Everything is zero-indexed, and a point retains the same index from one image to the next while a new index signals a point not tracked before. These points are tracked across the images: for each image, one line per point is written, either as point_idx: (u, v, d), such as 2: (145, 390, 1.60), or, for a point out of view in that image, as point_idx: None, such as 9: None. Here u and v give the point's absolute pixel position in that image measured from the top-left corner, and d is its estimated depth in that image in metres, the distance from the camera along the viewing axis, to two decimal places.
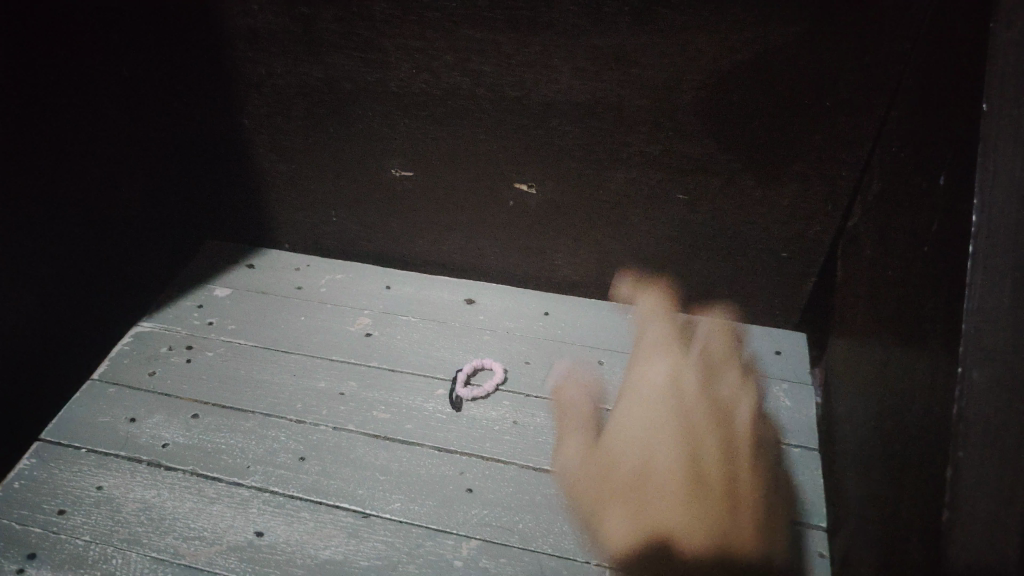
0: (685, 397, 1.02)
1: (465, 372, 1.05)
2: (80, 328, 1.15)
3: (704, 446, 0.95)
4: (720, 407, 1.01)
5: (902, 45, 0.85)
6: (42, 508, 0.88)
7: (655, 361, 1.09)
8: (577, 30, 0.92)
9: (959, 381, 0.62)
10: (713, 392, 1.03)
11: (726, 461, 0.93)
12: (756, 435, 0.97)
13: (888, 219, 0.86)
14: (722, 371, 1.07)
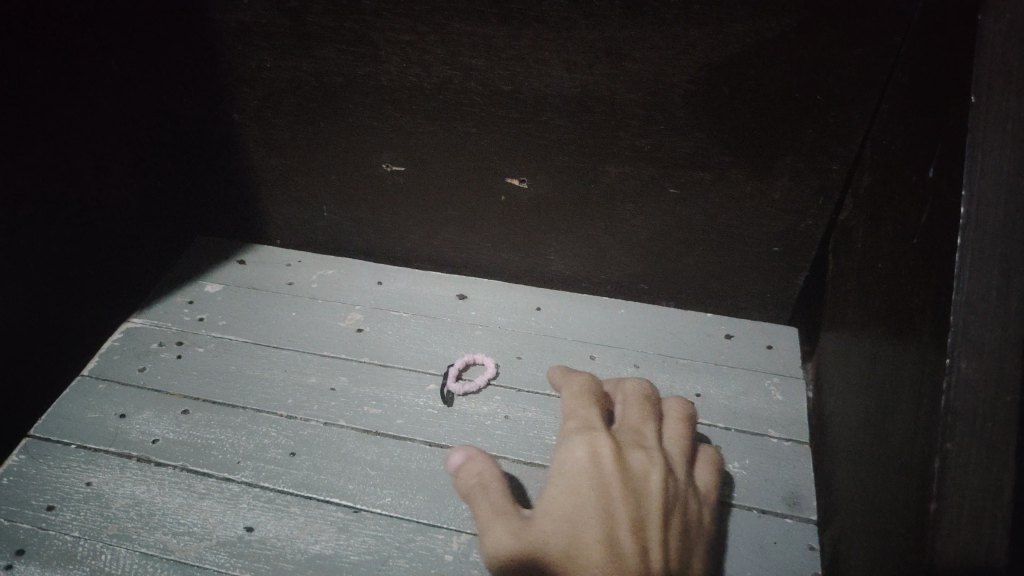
0: (604, 481, 0.78)
1: (459, 366, 1.05)
2: (65, 322, 1.15)
3: (619, 520, 0.75)
4: (635, 484, 0.79)
5: (893, 38, 0.84)
6: (30, 504, 0.88)
7: (569, 449, 0.83)
8: (568, 24, 0.91)
9: (947, 372, 0.62)
10: (624, 467, 0.80)
11: (641, 543, 0.73)
12: (679, 498, 0.80)
13: (879, 213, 0.85)
14: (639, 431, 0.86)
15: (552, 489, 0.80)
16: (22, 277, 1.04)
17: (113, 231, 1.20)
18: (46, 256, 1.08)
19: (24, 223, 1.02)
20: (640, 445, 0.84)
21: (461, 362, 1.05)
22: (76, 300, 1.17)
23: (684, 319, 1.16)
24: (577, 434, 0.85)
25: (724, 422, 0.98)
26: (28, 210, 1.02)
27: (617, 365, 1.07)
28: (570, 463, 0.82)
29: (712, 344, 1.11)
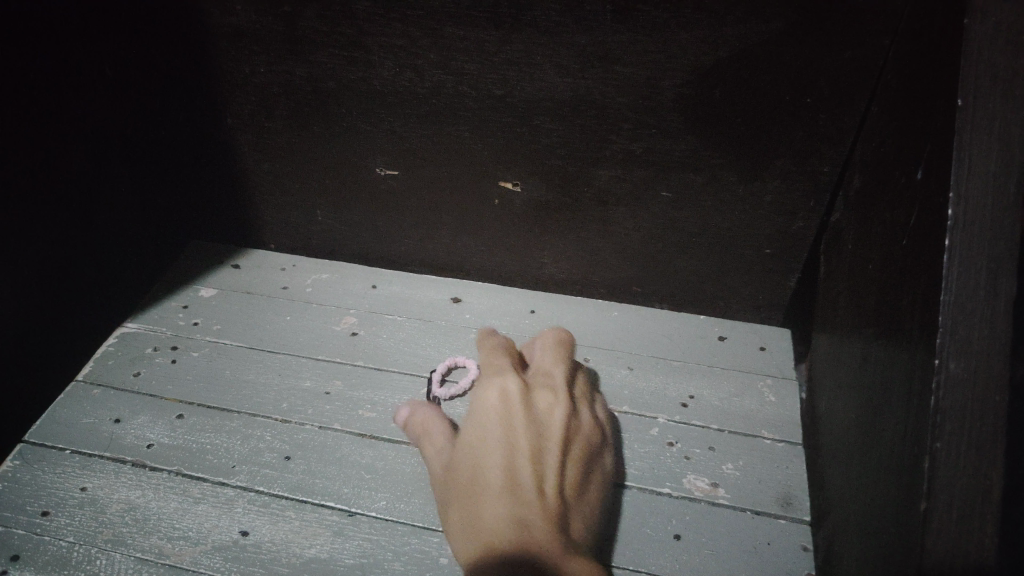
0: (509, 416, 0.83)
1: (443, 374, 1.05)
2: (65, 330, 1.14)
3: (519, 447, 0.80)
4: (539, 417, 0.83)
5: (881, 41, 0.85)
6: (25, 510, 0.88)
7: (482, 390, 0.89)
8: (560, 28, 0.92)
9: (935, 372, 0.63)
10: (528, 403, 0.85)
11: (538, 465, 0.78)
12: (581, 432, 0.85)
13: (869, 215, 0.86)
14: (548, 373, 0.92)
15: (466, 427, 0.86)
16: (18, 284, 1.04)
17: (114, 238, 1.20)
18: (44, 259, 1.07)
19: (21, 233, 1.02)
20: (550, 385, 0.89)
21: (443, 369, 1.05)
22: (79, 308, 1.16)
23: (678, 322, 1.16)
24: (490, 378, 0.91)
25: (718, 423, 0.98)
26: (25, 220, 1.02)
27: (611, 367, 1.07)
28: (481, 403, 0.87)
29: (706, 347, 1.11)
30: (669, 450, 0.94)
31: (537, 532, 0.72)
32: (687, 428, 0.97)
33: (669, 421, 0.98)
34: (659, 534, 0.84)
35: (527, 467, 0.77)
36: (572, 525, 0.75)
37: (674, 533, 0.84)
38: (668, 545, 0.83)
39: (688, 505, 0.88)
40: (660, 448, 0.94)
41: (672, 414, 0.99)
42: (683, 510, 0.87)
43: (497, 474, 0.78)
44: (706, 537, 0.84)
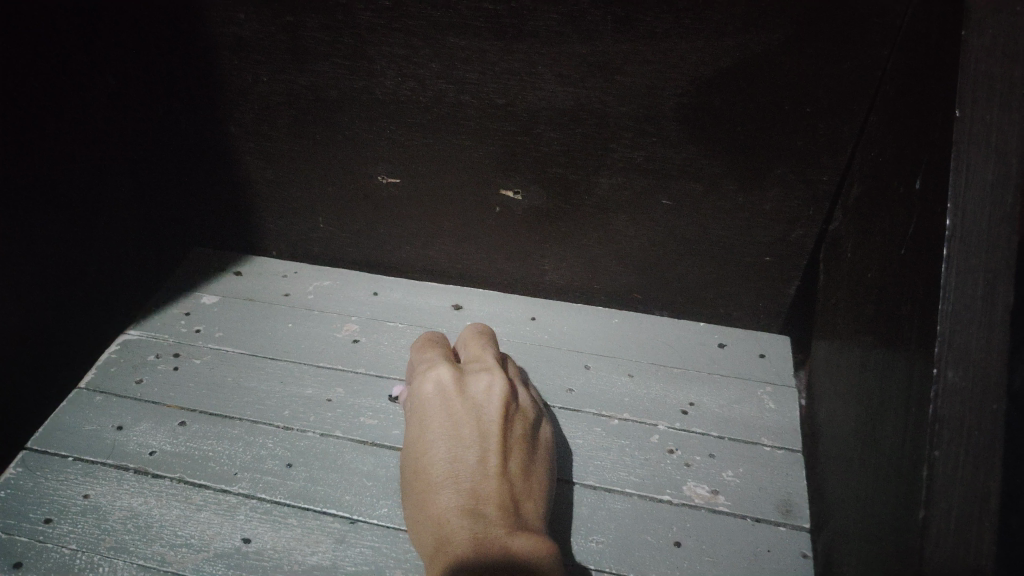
0: (446, 406, 0.86)
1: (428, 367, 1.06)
2: (49, 339, 1.14)
3: (461, 434, 0.83)
4: (475, 400, 0.87)
5: (879, 52, 0.86)
6: (28, 517, 0.88)
7: (417, 382, 0.92)
8: (561, 38, 0.92)
9: (934, 381, 0.63)
10: (464, 388, 0.88)
11: (479, 449, 0.81)
12: (519, 410, 0.89)
13: (869, 224, 0.87)
14: (480, 357, 0.95)
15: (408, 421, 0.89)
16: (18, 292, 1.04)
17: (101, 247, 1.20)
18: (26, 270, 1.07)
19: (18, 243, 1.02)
20: (483, 368, 0.93)
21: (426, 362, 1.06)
22: (62, 317, 1.16)
23: (678, 329, 1.17)
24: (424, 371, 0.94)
25: (718, 431, 0.99)
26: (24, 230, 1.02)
27: (611, 375, 1.07)
28: (419, 396, 0.90)
29: (706, 354, 1.12)
30: (669, 457, 0.95)
31: (486, 514, 0.75)
32: (687, 436, 0.98)
33: (669, 428, 0.99)
34: (660, 541, 0.85)
35: (468, 453, 0.80)
36: (521, 502, 0.78)
37: (675, 540, 0.85)
38: (669, 552, 0.83)
39: (688, 512, 0.88)
40: (660, 456, 0.95)
41: (672, 421, 1.00)
42: (684, 517, 0.87)
43: (440, 464, 0.81)
44: (706, 544, 0.84)
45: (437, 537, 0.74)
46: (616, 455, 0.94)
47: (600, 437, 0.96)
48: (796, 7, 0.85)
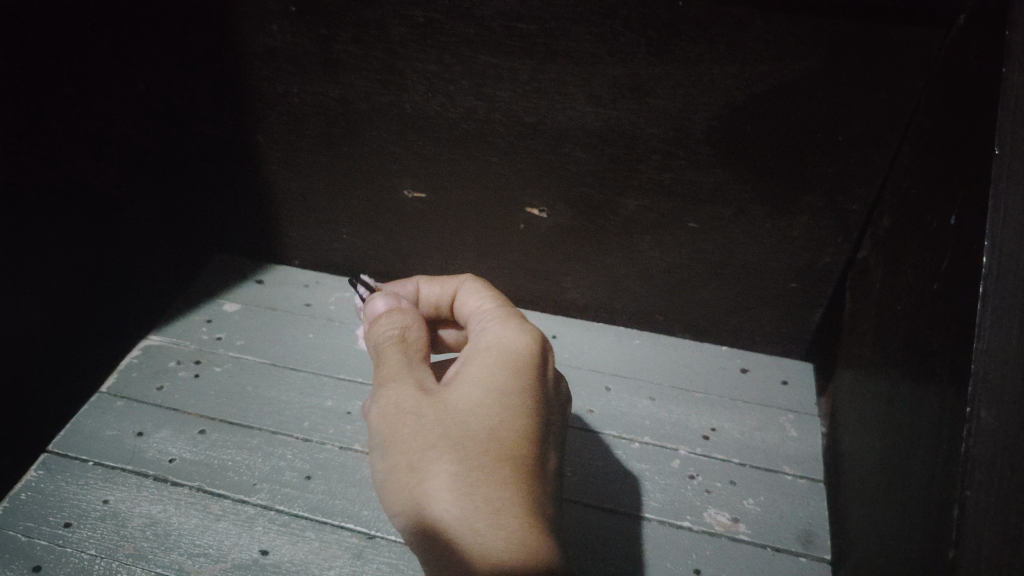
0: (545, 382, 0.73)
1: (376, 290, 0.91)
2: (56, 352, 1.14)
3: (548, 426, 0.71)
4: (558, 396, 0.76)
5: (915, 83, 0.85)
6: (48, 521, 0.89)
7: (509, 327, 0.76)
8: (594, 59, 0.92)
9: (966, 420, 0.62)
10: (554, 374, 0.77)
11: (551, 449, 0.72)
12: None
13: (899, 255, 0.86)
14: None
15: (481, 363, 0.72)
16: None
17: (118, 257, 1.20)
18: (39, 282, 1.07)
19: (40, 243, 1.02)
20: None
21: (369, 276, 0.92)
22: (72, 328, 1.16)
23: (699, 353, 1.17)
24: (519, 325, 0.75)
25: (739, 457, 0.98)
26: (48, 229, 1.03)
27: (632, 398, 1.06)
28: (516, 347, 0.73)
29: (728, 379, 1.12)
30: (689, 483, 0.94)
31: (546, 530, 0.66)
32: (708, 462, 0.97)
33: (690, 453, 0.98)
34: (680, 567, 0.84)
35: (547, 450, 0.70)
36: None
37: (695, 568, 0.84)
38: None
39: (708, 539, 0.87)
40: (681, 481, 0.94)
41: (692, 447, 0.99)
42: (704, 544, 0.87)
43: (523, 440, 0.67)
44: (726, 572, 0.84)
45: (501, 520, 0.62)
46: (637, 479, 0.94)
47: (621, 460, 0.96)
48: (832, 36, 0.84)
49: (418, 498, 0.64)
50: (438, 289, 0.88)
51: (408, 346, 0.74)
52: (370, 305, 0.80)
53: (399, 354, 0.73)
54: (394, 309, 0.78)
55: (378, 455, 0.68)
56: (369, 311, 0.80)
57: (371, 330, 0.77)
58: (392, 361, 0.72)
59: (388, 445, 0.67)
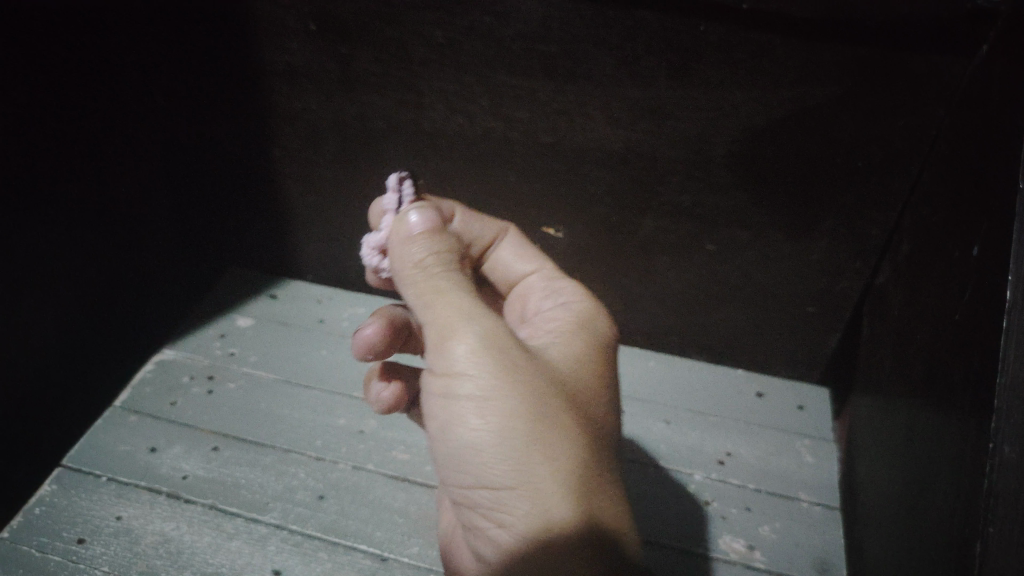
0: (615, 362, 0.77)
1: (412, 195, 0.85)
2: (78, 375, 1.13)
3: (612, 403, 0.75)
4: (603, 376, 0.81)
5: (935, 110, 0.85)
6: (60, 536, 0.89)
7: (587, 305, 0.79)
8: (614, 81, 0.91)
9: (988, 455, 0.61)
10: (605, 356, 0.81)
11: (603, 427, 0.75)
12: None
13: (918, 283, 0.85)
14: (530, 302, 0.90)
15: (557, 318, 0.77)
16: (40, 303, 1.04)
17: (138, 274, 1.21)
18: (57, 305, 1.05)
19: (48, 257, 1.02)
20: None
21: (413, 177, 0.85)
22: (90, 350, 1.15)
23: (716, 376, 1.18)
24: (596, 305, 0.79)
25: (755, 483, 0.99)
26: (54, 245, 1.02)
27: (647, 419, 1.07)
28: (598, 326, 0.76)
29: (744, 403, 1.13)
30: (703, 509, 0.94)
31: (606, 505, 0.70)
32: (724, 487, 0.98)
33: (706, 478, 0.98)
34: None
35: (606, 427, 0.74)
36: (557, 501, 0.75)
37: None
38: None
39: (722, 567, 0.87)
40: (696, 507, 0.94)
41: (708, 471, 0.99)
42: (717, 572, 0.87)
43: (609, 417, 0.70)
44: None
45: (608, 501, 0.65)
46: (651, 503, 0.94)
47: (636, 483, 0.97)
48: (853, 63, 0.83)
49: (535, 462, 0.64)
50: (479, 229, 0.91)
51: (466, 281, 0.70)
52: (405, 218, 0.71)
53: (469, 291, 0.69)
54: (438, 230, 0.71)
55: (477, 408, 0.65)
56: (402, 226, 0.71)
57: (413, 246, 0.69)
58: (471, 299, 0.68)
59: (495, 399, 0.65)
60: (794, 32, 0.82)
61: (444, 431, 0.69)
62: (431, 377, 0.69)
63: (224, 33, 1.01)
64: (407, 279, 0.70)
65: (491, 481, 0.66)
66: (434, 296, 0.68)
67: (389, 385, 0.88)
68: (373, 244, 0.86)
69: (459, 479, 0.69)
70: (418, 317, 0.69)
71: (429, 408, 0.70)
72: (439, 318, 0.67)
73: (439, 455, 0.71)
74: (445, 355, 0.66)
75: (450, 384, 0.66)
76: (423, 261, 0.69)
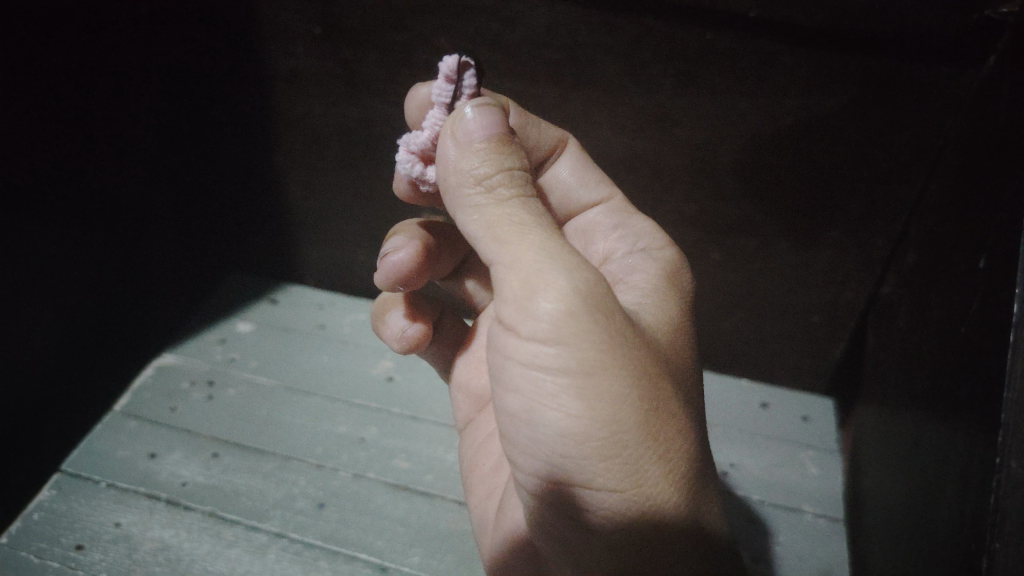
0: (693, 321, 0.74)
1: (472, 89, 0.68)
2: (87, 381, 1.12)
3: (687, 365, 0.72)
4: None
5: (942, 120, 0.84)
6: (60, 542, 0.91)
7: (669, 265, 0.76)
8: (620, 88, 0.91)
9: (997, 470, 0.59)
10: None
11: None
12: None
13: (923, 294, 0.85)
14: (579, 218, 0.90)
15: (638, 267, 0.77)
16: (51, 306, 1.02)
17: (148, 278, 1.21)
18: (65, 312, 1.05)
19: (54, 262, 1.01)
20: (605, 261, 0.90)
21: (477, 65, 0.67)
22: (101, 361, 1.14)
23: (719, 384, 1.17)
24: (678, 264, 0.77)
25: (759, 494, 0.99)
26: (58, 249, 1.01)
27: None
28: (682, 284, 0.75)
29: (748, 413, 1.12)
30: None
31: None
32: (726, 498, 0.98)
33: None
34: None
35: None
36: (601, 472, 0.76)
37: None
38: None
39: None
40: None
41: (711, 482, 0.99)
42: None
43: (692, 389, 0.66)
44: None
45: (701, 486, 0.62)
46: None
47: None
48: (859, 74, 0.83)
49: (643, 455, 0.58)
50: (540, 139, 0.85)
51: (541, 211, 0.62)
52: (463, 118, 0.61)
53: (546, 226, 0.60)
54: (499, 141, 0.61)
55: (577, 390, 0.57)
56: (460, 131, 0.61)
57: (481, 163, 0.60)
58: (554, 237, 0.60)
59: (598, 380, 0.57)
60: (801, 41, 0.82)
61: (527, 410, 0.60)
62: (513, 340, 0.60)
63: (229, 37, 1.01)
64: (471, 200, 0.61)
65: (584, 472, 0.59)
66: (514, 229, 0.59)
67: (415, 325, 0.87)
68: (415, 145, 0.71)
69: (534, 463, 0.61)
70: (489, 253, 0.60)
71: (506, 377, 0.62)
72: (526, 266, 0.58)
73: (512, 433, 0.62)
74: (538, 319, 0.57)
75: (542, 354, 0.58)
76: (494, 182, 0.60)
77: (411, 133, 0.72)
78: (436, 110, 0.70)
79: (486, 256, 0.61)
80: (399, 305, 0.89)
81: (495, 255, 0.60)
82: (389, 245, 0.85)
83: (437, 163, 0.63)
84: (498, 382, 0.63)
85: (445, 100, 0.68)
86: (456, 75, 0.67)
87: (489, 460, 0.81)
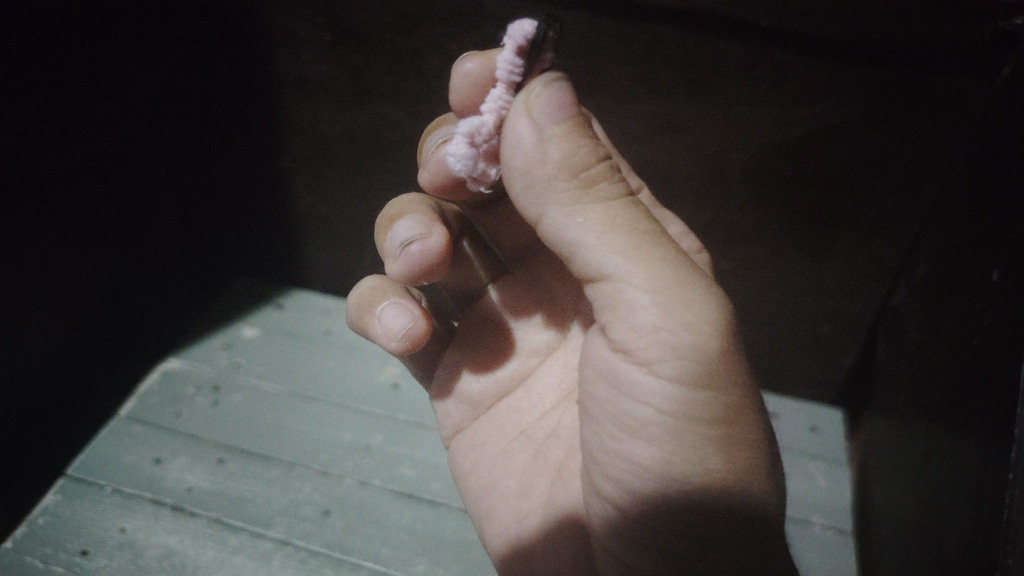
0: None
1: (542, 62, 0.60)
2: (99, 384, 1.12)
3: None
4: None
5: (955, 132, 0.83)
6: (64, 547, 0.93)
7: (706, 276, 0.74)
8: (629, 97, 0.90)
9: (1009, 486, 0.58)
10: None
11: None
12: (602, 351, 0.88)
13: (933, 306, 0.84)
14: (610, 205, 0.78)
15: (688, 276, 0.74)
16: (63, 310, 1.01)
17: (159, 285, 1.22)
18: (76, 316, 1.04)
19: (66, 266, 1.00)
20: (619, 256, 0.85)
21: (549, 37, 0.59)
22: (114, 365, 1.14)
23: None
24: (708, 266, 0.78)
25: None
26: (69, 254, 1.01)
27: None
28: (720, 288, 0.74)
29: None
30: None
31: None
32: None
33: None
34: None
35: None
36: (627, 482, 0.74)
37: None
38: None
39: None
40: None
41: None
42: None
43: None
44: None
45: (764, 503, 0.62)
46: None
47: None
48: (871, 84, 0.82)
49: (769, 500, 0.59)
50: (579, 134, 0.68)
51: (639, 206, 0.57)
52: (537, 101, 0.54)
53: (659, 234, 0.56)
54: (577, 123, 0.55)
55: (720, 442, 0.56)
56: (537, 112, 0.54)
57: (573, 150, 0.54)
58: (674, 250, 0.56)
59: (740, 429, 0.56)
60: (812, 51, 0.81)
61: (662, 461, 0.57)
62: (646, 378, 0.57)
63: (239, 44, 1.01)
64: (571, 196, 0.55)
65: (713, 517, 0.57)
66: (630, 237, 0.55)
67: (418, 322, 0.74)
68: (482, 137, 0.62)
69: (656, 511, 0.59)
70: (608, 267, 0.55)
71: (634, 423, 0.58)
72: (666, 293, 0.54)
73: (633, 486, 0.59)
74: (687, 361, 0.54)
75: (689, 403, 0.55)
76: (592, 174, 0.55)
77: (469, 118, 0.63)
78: (499, 89, 0.61)
79: (600, 270, 0.56)
80: (396, 298, 0.77)
81: (615, 271, 0.55)
82: (407, 231, 0.72)
83: (510, 153, 0.55)
84: (621, 428, 0.59)
85: (515, 78, 0.60)
86: (530, 46, 0.59)
87: (511, 484, 0.74)
